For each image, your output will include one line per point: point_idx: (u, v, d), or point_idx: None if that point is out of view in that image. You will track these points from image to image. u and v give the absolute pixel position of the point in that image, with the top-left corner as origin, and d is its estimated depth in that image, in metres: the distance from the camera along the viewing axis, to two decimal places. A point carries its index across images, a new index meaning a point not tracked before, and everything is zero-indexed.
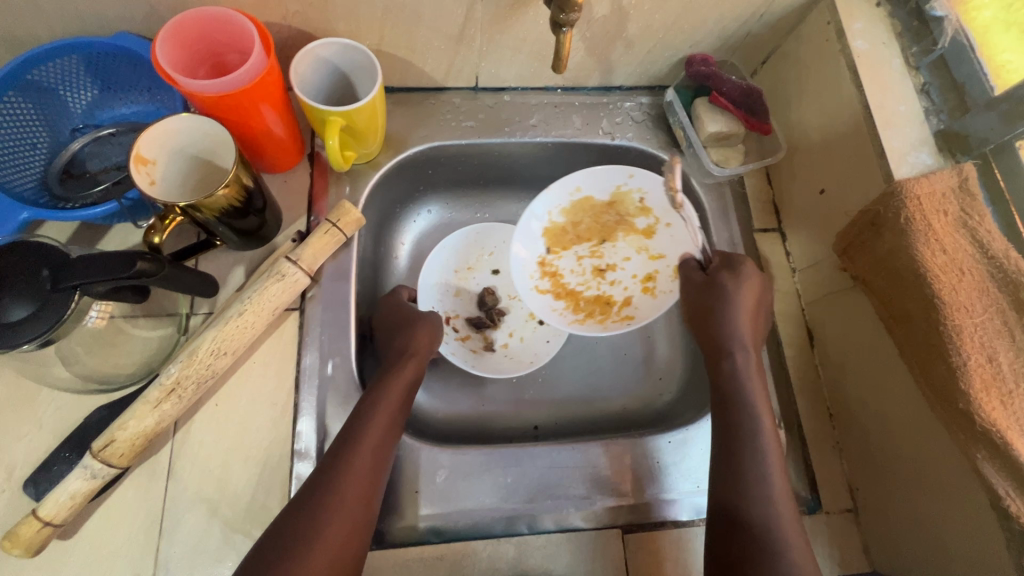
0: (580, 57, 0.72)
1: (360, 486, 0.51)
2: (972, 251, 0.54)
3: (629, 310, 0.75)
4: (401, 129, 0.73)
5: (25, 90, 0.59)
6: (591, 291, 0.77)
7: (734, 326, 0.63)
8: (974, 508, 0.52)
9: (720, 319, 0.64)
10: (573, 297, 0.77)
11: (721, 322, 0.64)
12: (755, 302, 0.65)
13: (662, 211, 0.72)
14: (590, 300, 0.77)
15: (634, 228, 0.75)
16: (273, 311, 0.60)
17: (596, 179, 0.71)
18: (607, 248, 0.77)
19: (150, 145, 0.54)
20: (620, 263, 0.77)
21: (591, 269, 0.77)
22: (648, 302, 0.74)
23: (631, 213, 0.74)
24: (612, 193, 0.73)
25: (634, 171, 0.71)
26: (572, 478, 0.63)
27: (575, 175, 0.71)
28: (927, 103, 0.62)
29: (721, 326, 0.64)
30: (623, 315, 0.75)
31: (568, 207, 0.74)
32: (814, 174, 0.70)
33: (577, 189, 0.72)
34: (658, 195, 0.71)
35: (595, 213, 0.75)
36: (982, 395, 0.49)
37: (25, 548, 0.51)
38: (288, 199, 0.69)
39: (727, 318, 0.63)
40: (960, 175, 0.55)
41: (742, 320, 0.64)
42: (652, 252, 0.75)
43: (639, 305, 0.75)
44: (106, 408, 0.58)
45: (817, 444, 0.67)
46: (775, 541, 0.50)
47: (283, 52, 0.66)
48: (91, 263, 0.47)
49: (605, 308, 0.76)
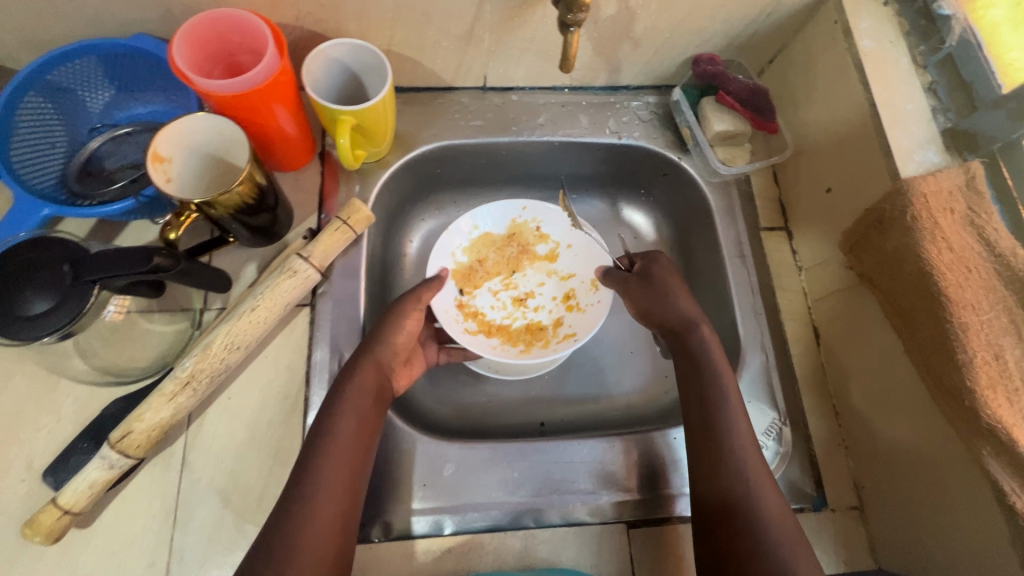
0: (587, 57, 0.73)
1: (345, 476, 0.51)
2: (979, 249, 0.54)
3: (565, 328, 0.75)
4: (410, 129, 0.74)
5: (45, 90, 0.61)
6: (523, 322, 0.76)
7: (674, 304, 0.64)
8: (981, 505, 0.52)
9: (665, 301, 0.65)
10: (507, 332, 0.75)
11: (666, 305, 0.65)
12: (682, 283, 0.67)
13: (560, 234, 0.78)
14: (524, 330, 0.76)
15: (536, 255, 0.79)
16: (285, 306, 0.61)
17: (486, 217, 0.77)
18: (518, 279, 0.79)
19: (167, 144, 0.56)
20: (535, 289, 0.78)
21: (511, 300, 0.78)
22: (575, 317, 0.75)
23: (532, 242, 0.79)
24: (509, 229, 0.78)
25: (527, 204, 0.77)
26: (576, 472, 0.63)
27: (465, 217, 0.76)
28: (935, 101, 0.62)
29: (664, 308, 0.65)
30: (559, 336, 0.74)
31: (469, 245, 0.77)
32: (821, 172, 0.71)
33: (474, 228, 0.77)
34: (553, 219, 0.77)
35: (498, 248, 0.78)
36: (988, 391, 0.49)
37: (45, 535, 0.53)
38: (299, 197, 0.70)
39: (665, 300, 0.65)
40: (967, 173, 0.55)
41: (683, 299, 0.65)
42: (561, 273, 0.78)
43: (570, 322, 0.75)
44: (122, 401, 0.59)
45: (822, 442, 0.67)
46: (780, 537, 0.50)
47: (294, 53, 0.68)
48: (111, 258, 0.49)
49: (540, 331, 0.76)
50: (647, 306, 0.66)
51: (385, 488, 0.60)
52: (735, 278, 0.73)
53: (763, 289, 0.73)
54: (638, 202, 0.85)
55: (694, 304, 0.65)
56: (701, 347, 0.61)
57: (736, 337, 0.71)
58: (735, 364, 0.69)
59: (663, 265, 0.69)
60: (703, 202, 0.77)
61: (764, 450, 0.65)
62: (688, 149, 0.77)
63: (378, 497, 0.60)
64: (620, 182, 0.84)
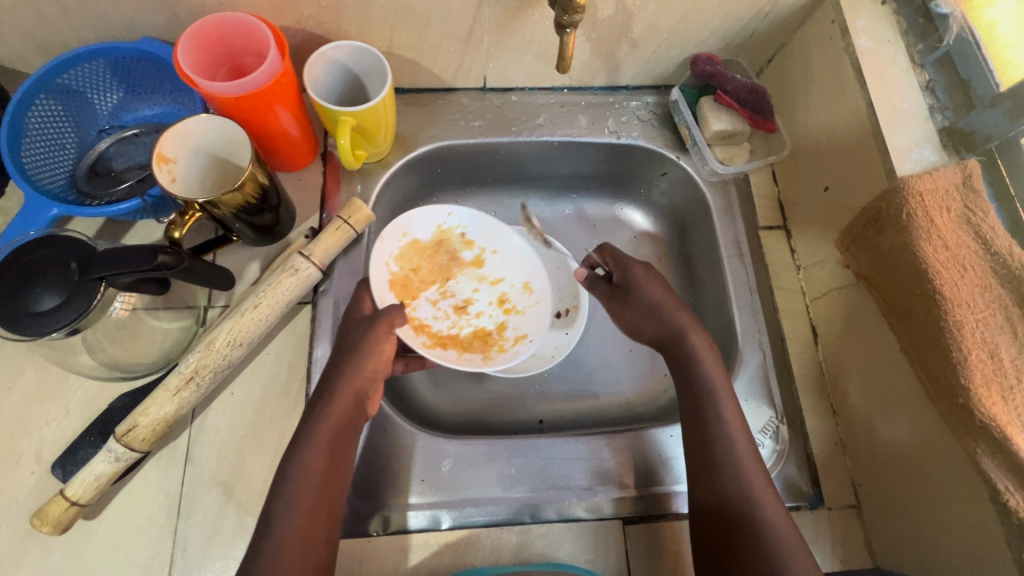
0: (586, 58, 0.73)
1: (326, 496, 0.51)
2: (975, 247, 0.54)
3: (511, 331, 0.72)
4: (411, 129, 0.75)
5: (55, 92, 0.63)
6: (472, 330, 0.72)
7: (662, 318, 0.63)
8: (976, 504, 0.52)
9: (653, 316, 0.64)
10: (461, 343, 0.71)
11: (654, 320, 0.64)
12: (667, 290, 0.65)
13: (485, 239, 0.74)
14: (476, 339, 0.72)
15: (464, 261, 0.75)
16: (286, 304, 0.62)
17: (414, 223, 0.71)
18: (453, 286, 0.74)
19: (171, 145, 0.57)
20: (472, 296, 0.74)
21: (452, 309, 0.73)
22: (519, 320, 0.73)
23: (458, 248, 0.74)
24: (435, 237, 0.73)
25: (452, 209, 0.73)
26: (574, 470, 0.64)
27: (393, 223, 0.69)
28: (932, 99, 0.62)
29: (650, 322, 0.64)
30: (508, 341, 0.71)
31: (400, 253, 0.70)
32: (819, 171, 0.71)
33: (403, 234, 0.70)
34: (477, 225, 0.74)
35: (428, 256, 0.73)
36: (982, 390, 0.49)
37: (53, 525, 0.54)
38: (302, 196, 0.72)
39: (653, 315, 0.64)
40: (964, 171, 0.55)
41: (671, 309, 0.63)
42: (492, 279, 0.75)
43: (514, 326, 0.72)
44: (129, 395, 0.61)
45: (819, 440, 0.67)
46: (773, 534, 0.50)
47: (297, 55, 0.69)
48: (117, 255, 0.50)
49: (490, 337, 0.72)
50: (634, 325, 0.65)
51: (385, 482, 0.61)
52: (733, 276, 0.73)
53: (762, 288, 0.73)
54: (637, 201, 0.86)
55: (686, 312, 0.64)
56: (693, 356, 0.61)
57: (733, 335, 0.71)
58: (733, 363, 0.69)
59: (642, 273, 0.66)
60: (702, 202, 0.78)
61: (761, 448, 0.65)
62: (687, 148, 0.78)
63: (377, 491, 0.61)
64: (620, 182, 0.85)
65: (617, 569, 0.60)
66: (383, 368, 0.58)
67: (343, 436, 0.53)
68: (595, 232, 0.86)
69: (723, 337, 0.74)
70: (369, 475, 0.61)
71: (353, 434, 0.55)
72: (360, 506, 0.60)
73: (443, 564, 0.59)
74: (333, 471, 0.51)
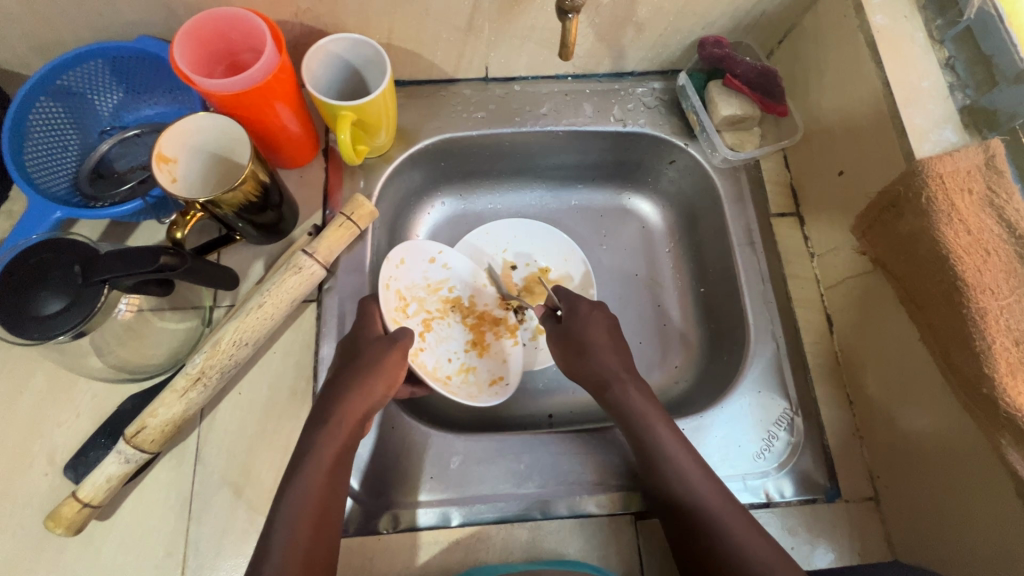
0: (589, 44, 0.71)
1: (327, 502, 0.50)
2: (999, 231, 0.51)
3: (488, 371, 0.72)
4: (413, 122, 0.74)
5: (56, 94, 0.62)
6: (453, 366, 0.71)
7: (592, 354, 0.64)
8: (1003, 498, 0.50)
9: (585, 357, 0.64)
10: (443, 377, 0.69)
11: (586, 362, 0.64)
12: (606, 331, 0.65)
13: (468, 283, 0.77)
14: (457, 376, 0.70)
15: (444, 301, 0.75)
16: (292, 303, 0.62)
17: (412, 253, 0.73)
18: (436, 321, 0.73)
19: (171, 144, 0.56)
20: (448, 335, 0.73)
21: (430, 342, 0.71)
22: (490, 363, 0.73)
23: (443, 288, 0.75)
24: (425, 271, 0.74)
25: (444, 248, 0.76)
26: (582, 465, 0.63)
27: (396, 249, 0.71)
28: (953, 77, 0.59)
29: (583, 356, 0.64)
30: (481, 381, 0.71)
31: (396, 278, 0.70)
32: (833, 155, 0.68)
33: (400, 262, 0.71)
34: (466, 266, 0.77)
35: (419, 288, 0.73)
36: (1008, 378, 0.47)
37: (67, 527, 0.54)
38: (304, 193, 0.71)
39: (587, 350, 0.64)
40: (988, 151, 0.52)
41: (601, 353, 0.64)
42: (469, 322, 0.75)
43: (487, 368, 0.73)
44: (138, 396, 0.61)
45: (835, 431, 0.66)
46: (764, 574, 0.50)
47: (295, 50, 0.68)
48: (120, 258, 0.50)
49: (469, 375, 0.71)
50: (570, 360, 0.65)
51: (396, 480, 0.61)
52: (744, 266, 0.71)
53: (774, 276, 0.72)
54: (646, 190, 0.84)
55: (618, 357, 0.64)
56: (622, 401, 0.62)
57: (746, 327, 0.69)
58: (745, 354, 0.68)
59: (589, 313, 0.67)
60: (712, 190, 0.76)
61: (774, 441, 0.64)
62: (695, 135, 0.76)
63: (386, 488, 0.61)
64: (626, 172, 0.83)
65: (629, 565, 0.59)
66: (391, 391, 0.58)
67: (347, 455, 0.54)
68: (601, 223, 0.85)
69: (735, 329, 0.72)
70: (378, 472, 0.61)
71: (353, 451, 0.55)
72: (369, 504, 0.60)
73: (453, 562, 0.58)
74: (332, 487, 0.51)
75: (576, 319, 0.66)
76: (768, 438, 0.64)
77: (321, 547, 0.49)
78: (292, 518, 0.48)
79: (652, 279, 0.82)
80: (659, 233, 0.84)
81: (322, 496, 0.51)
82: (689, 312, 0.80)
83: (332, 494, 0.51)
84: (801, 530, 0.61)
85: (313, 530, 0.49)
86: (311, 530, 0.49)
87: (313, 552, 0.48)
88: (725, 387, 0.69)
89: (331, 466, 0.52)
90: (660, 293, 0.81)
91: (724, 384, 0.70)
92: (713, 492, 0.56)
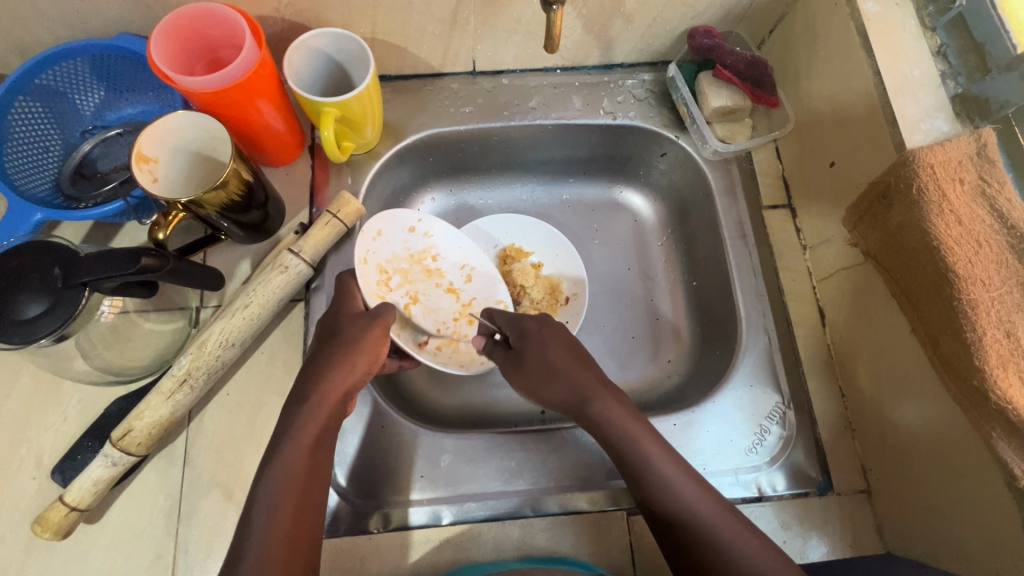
0: (578, 35, 0.70)
1: (311, 503, 0.50)
2: (990, 221, 0.50)
3: None
4: (400, 118, 0.73)
5: (35, 93, 0.61)
6: (443, 337, 0.69)
7: (561, 376, 0.59)
8: (994, 490, 0.49)
9: (554, 380, 0.59)
10: (433, 350, 0.67)
11: (555, 384, 0.59)
12: (565, 348, 0.61)
13: (453, 251, 0.73)
14: (447, 346, 0.69)
15: (429, 271, 0.71)
16: (278, 302, 0.61)
17: (390, 223, 0.68)
18: (423, 290, 0.70)
19: (151, 143, 0.56)
20: (436, 304, 0.71)
21: (419, 313, 0.69)
22: None
23: (427, 257, 0.71)
24: (406, 241, 0.70)
25: (422, 216, 0.71)
26: (572, 463, 0.63)
27: (371, 220, 0.66)
28: (944, 66, 0.58)
29: (552, 382, 0.59)
30: (472, 350, 0.70)
31: (375, 251, 0.66)
32: (824, 145, 0.68)
33: (378, 233, 0.66)
34: (446, 235, 0.72)
35: (399, 259, 0.69)
36: (998, 370, 0.47)
37: (54, 531, 0.54)
38: (290, 192, 0.70)
39: (552, 376, 0.59)
40: (979, 140, 0.52)
41: (569, 371, 0.59)
42: (457, 290, 0.72)
43: None
44: (125, 399, 0.61)
45: (827, 424, 0.66)
46: None
47: (278, 45, 0.67)
48: (101, 260, 0.49)
49: (459, 344, 0.70)
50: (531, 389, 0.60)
51: (385, 478, 0.61)
52: (735, 259, 0.71)
53: (766, 269, 0.71)
54: (637, 183, 0.84)
55: (591, 371, 0.59)
56: (603, 418, 0.57)
57: (738, 320, 0.69)
58: (737, 348, 0.68)
59: (541, 331, 0.62)
60: (703, 182, 0.75)
61: (766, 435, 0.64)
62: (685, 127, 0.75)
63: (376, 488, 0.61)
64: (617, 165, 0.82)
65: (621, 561, 0.59)
66: (374, 367, 0.57)
67: (327, 436, 0.53)
68: (592, 217, 0.84)
69: (727, 322, 0.72)
70: (368, 471, 0.61)
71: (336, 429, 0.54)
72: (360, 504, 0.60)
73: (443, 560, 0.58)
74: (318, 489, 0.51)
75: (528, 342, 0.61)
76: (760, 432, 0.64)
77: (300, 546, 0.48)
78: (271, 519, 0.47)
79: (644, 273, 0.81)
80: (652, 226, 0.83)
81: (305, 499, 0.50)
82: (681, 306, 0.79)
83: (310, 490, 0.50)
84: (793, 524, 0.61)
85: (294, 531, 0.48)
86: (295, 531, 0.48)
87: (294, 549, 0.48)
88: (717, 382, 0.69)
89: (315, 468, 0.51)
90: (652, 288, 0.81)
91: (717, 379, 0.69)
92: (713, 510, 0.52)
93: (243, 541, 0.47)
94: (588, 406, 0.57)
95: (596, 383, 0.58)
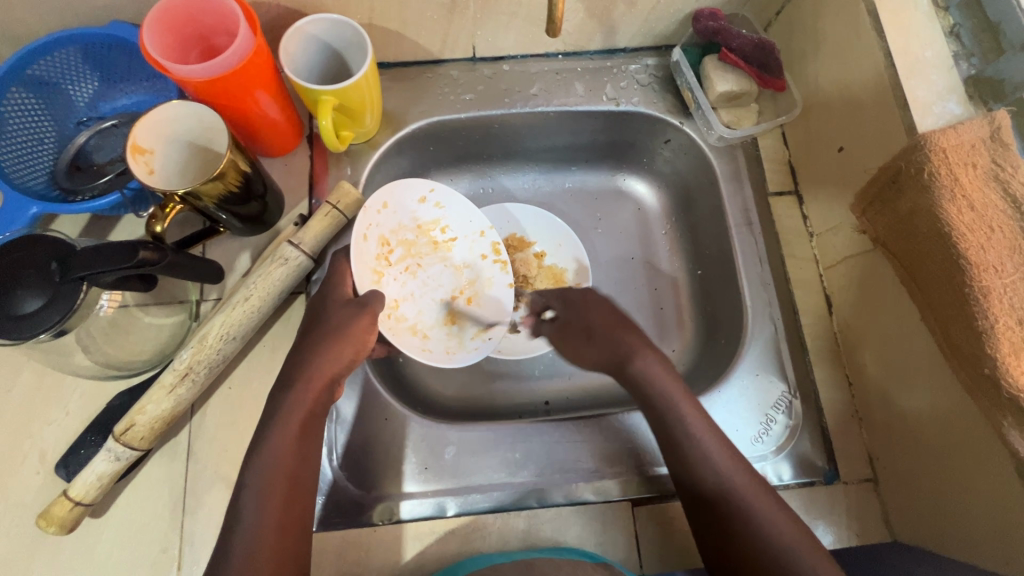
0: (579, 19, 0.69)
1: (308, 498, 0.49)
2: (1004, 207, 0.49)
3: (471, 323, 0.69)
4: (398, 106, 0.72)
5: (28, 84, 0.60)
6: (438, 317, 0.69)
7: (601, 338, 0.60)
8: (1005, 481, 0.48)
9: (593, 341, 0.60)
10: (423, 331, 0.67)
11: (596, 345, 0.60)
12: (608, 312, 0.62)
13: (462, 224, 0.71)
14: (439, 327, 0.68)
15: (436, 243, 0.70)
16: (278, 294, 0.60)
17: (397, 194, 0.67)
18: (424, 265, 0.70)
19: (145, 134, 0.55)
20: (436, 279, 0.70)
21: (417, 288, 0.69)
22: (477, 314, 0.70)
23: (435, 229, 0.70)
24: (414, 211, 0.68)
25: (437, 186, 0.69)
26: (577, 454, 0.63)
27: (379, 191, 0.65)
28: (957, 47, 0.56)
29: (591, 345, 0.60)
30: (465, 335, 0.69)
31: (379, 224, 0.65)
32: (833, 130, 0.66)
33: (383, 206, 0.65)
34: (460, 206, 0.70)
35: (404, 231, 0.68)
36: (1010, 359, 0.46)
37: (59, 526, 0.54)
38: (289, 183, 0.69)
39: (596, 340, 0.60)
40: (993, 123, 0.50)
41: (613, 333, 0.60)
42: (459, 265, 0.71)
43: (474, 319, 0.70)
44: (126, 393, 0.60)
45: (834, 413, 0.65)
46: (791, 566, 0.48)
47: (274, 32, 0.65)
48: (98, 253, 0.48)
49: (453, 326, 0.69)
50: (576, 354, 0.62)
51: (388, 471, 0.61)
52: (741, 246, 0.70)
53: (772, 258, 0.70)
54: (641, 170, 0.82)
55: (634, 332, 0.60)
56: (644, 375, 0.57)
57: (743, 310, 0.68)
58: (743, 336, 0.67)
59: (584, 297, 0.63)
60: (708, 169, 0.74)
61: (772, 424, 0.64)
62: (690, 113, 0.74)
63: (379, 480, 0.61)
64: (620, 153, 0.81)
65: (625, 552, 0.59)
66: (361, 355, 0.56)
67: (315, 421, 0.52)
68: (596, 205, 0.83)
69: (732, 311, 0.71)
70: (370, 464, 0.61)
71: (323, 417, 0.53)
72: (363, 496, 0.60)
73: (448, 552, 0.58)
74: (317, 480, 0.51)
75: (571, 307, 0.63)
76: (766, 421, 0.64)
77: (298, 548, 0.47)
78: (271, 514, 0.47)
79: (648, 262, 0.80)
80: (656, 214, 0.82)
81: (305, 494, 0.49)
82: (685, 294, 0.79)
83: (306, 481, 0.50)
84: (799, 513, 0.61)
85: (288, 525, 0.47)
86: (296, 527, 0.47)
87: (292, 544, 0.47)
88: (722, 371, 0.68)
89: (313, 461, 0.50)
90: (656, 277, 0.80)
91: (722, 368, 0.69)
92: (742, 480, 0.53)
93: (241, 531, 0.47)
94: (627, 364, 0.58)
95: (636, 340, 0.59)
